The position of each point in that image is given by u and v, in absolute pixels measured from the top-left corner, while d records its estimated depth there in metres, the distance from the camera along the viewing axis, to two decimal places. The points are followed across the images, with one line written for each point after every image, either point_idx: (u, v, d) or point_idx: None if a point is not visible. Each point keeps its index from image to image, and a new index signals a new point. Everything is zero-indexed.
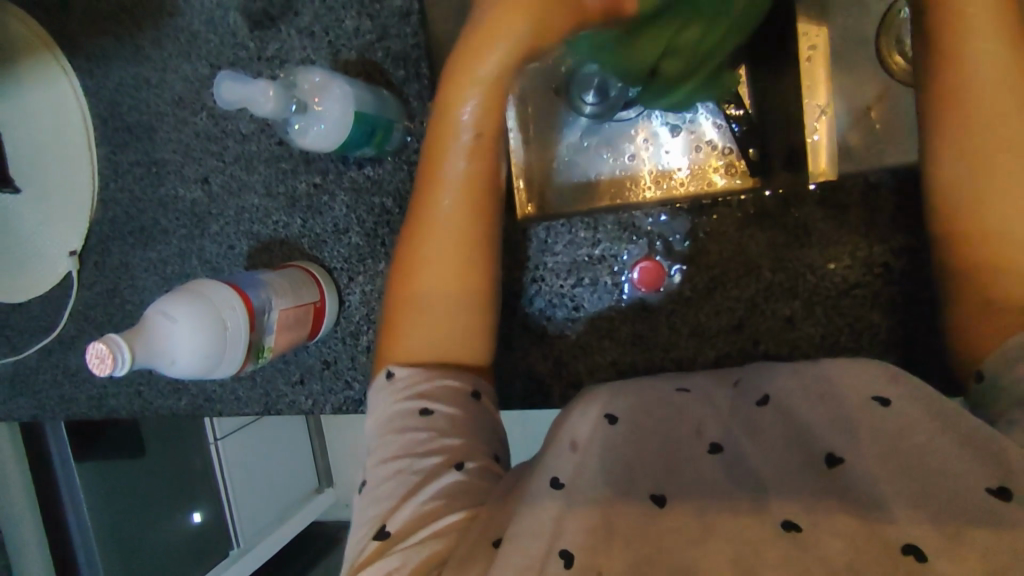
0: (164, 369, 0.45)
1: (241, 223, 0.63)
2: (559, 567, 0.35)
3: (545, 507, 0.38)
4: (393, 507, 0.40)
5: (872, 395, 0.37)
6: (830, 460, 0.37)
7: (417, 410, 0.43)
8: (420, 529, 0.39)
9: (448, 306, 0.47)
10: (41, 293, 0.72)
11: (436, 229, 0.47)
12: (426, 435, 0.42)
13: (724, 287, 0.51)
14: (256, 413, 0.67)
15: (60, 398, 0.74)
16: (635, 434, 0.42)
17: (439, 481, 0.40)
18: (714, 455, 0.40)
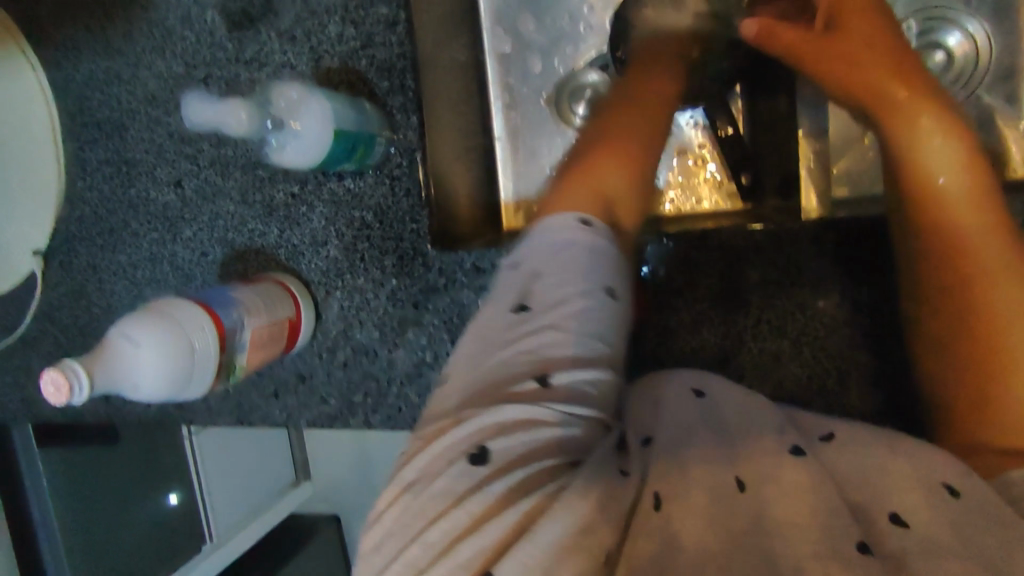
0: (128, 394, 0.43)
1: (215, 229, 0.61)
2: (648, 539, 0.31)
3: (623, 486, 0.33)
4: (496, 423, 0.32)
5: (943, 481, 0.33)
6: (895, 521, 0.32)
7: (514, 303, 0.35)
8: (518, 457, 0.32)
9: (615, 181, 0.40)
10: (3, 293, 0.69)
11: (612, 145, 0.42)
12: (523, 328, 0.34)
13: (711, 320, 0.50)
14: (228, 424, 0.65)
15: (23, 400, 0.72)
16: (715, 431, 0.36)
17: (566, 407, 0.33)
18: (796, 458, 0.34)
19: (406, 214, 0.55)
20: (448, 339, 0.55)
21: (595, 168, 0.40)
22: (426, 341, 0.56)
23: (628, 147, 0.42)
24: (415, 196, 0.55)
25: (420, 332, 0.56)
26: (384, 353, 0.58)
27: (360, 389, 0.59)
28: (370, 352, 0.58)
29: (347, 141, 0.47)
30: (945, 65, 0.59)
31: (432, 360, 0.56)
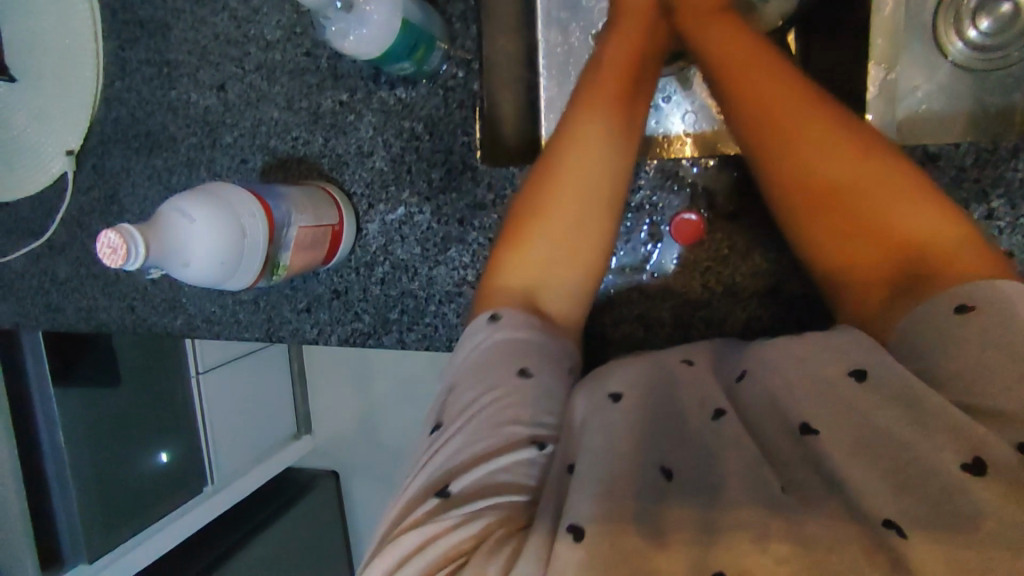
0: (179, 271, 0.42)
1: (257, 136, 0.60)
2: (566, 544, 0.33)
3: (562, 490, 0.36)
4: (453, 467, 0.37)
5: (847, 367, 0.34)
6: (803, 429, 0.34)
7: (513, 369, 0.39)
8: (479, 496, 0.36)
9: (565, 234, 0.43)
10: (32, 194, 0.68)
11: (572, 171, 0.43)
12: (518, 401, 0.38)
13: (765, 248, 0.49)
14: (256, 339, 0.64)
15: (46, 307, 0.71)
16: (640, 413, 0.37)
17: (514, 454, 0.37)
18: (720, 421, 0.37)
19: (457, 126, 0.54)
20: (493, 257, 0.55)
21: (530, 232, 0.43)
22: (470, 258, 0.55)
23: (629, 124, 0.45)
24: (468, 108, 0.54)
25: (463, 249, 0.55)
26: (424, 269, 0.57)
27: (396, 306, 0.58)
28: (409, 268, 0.57)
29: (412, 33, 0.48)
30: (1010, 17, 0.55)
31: (474, 278, 0.55)
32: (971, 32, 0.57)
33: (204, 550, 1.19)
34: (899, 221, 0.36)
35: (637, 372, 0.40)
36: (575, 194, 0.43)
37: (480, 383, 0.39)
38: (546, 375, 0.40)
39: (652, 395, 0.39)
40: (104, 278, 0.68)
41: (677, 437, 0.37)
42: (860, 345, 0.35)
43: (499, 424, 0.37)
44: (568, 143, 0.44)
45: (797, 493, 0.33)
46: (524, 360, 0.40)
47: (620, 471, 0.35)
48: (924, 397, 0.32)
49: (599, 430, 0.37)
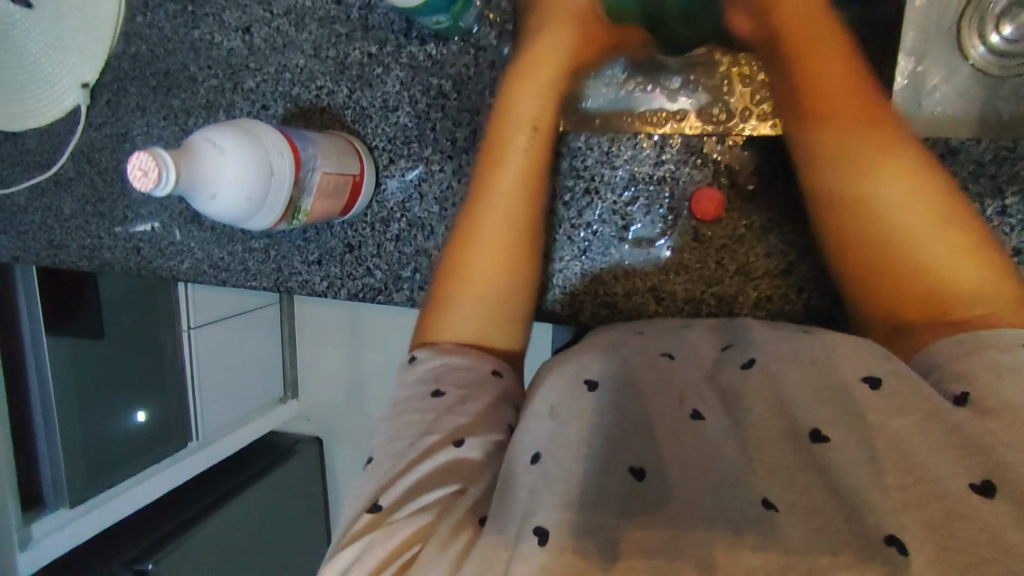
0: (202, 203, 0.42)
1: (281, 83, 0.59)
2: (531, 547, 0.33)
3: (519, 486, 0.35)
4: (384, 482, 0.38)
5: (864, 374, 0.35)
6: (815, 436, 0.35)
7: (428, 392, 0.41)
8: (408, 503, 0.37)
9: (486, 281, 0.46)
10: (41, 125, 0.67)
11: (486, 214, 0.47)
12: (431, 411, 0.40)
13: (780, 230, 0.50)
14: (263, 289, 0.64)
15: (48, 242, 0.70)
16: (616, 404, 0.38)
17: (435, 457, 0.38)
18: (695, 421, 0.38)
19: (485, 87, 0.54)
20: None
21: (452, 280, 0.46)
22: None
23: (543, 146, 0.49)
24: (498, 69, 0.54)
25: None
26: (441, 229, 0.57)
27: (409, 264, 0.58)
28: (426, 226, 0.57)
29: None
30: None
31: None
32: (996, 36, 0.51)
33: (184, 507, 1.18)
34: (935, 267, 0.39)
35: (618, 365, 0.40)
36: (500, 215, 0.47)
37: (406, 407, 0.41)
38: (464, 385, 0.42)
39: (635, 382, 0.39)
40: (111, 217, 0.67)
41: (663, 436, 0.37)
42: (856, 355, 0.36)
43: (417, 437, 0.39)
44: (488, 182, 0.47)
45: (774, 508, 0.33)
46: (440, 380, 0.42)
47: (593, 467, 0.35)
48: (913, 402, 0.34)
49: (578, 420, 0.37)
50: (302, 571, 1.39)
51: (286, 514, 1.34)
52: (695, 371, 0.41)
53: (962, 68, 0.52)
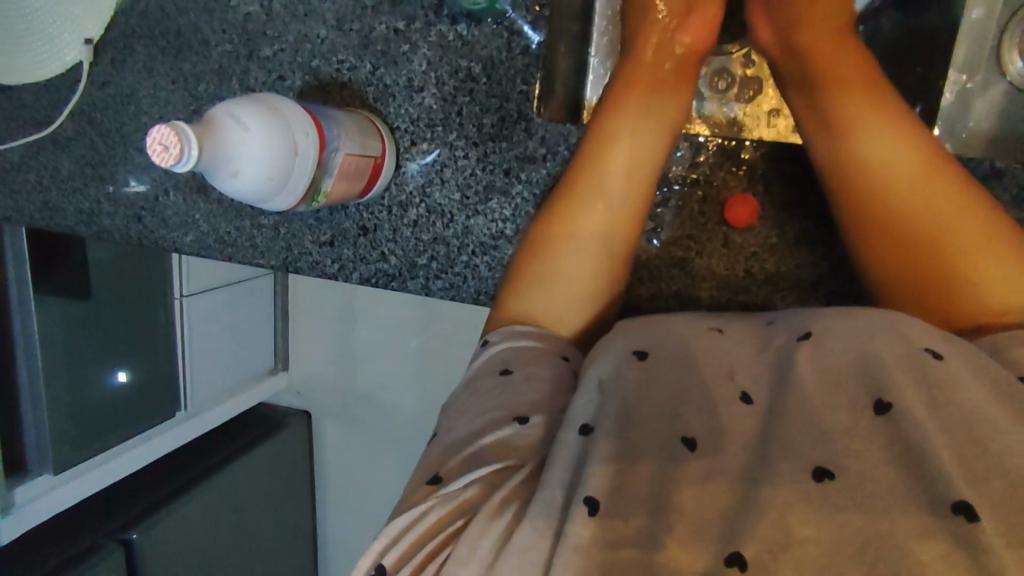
0: (222, 181, 0.39)
1: (300, 53, 0.56)
2: (582, 516, 0.33)
3: (565, 453, 0.35)
4: (446, 452, 0.38)
5: (924, 347, 0.34)
6: (879, 406, 0.33)
7: (496, 369, 0.41)
8: (464, 474, 0.36)
9: (584, 275, 0.45)
10: (40, 81, 0.63)
11: (600, 217, 0.46)
12: (498, 388, 0.39)
13: (814, 241, 0.49)
14: (271, 267, 0.62)
15: (43, 204, 0.67)
16: (656, 375, 0.38)
17: (497, 432, 0.37)
18: (746, 406, 0.36)
19: (517, 73, 0.52)
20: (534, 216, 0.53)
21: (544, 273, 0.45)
22: (510, 212, 0.54)
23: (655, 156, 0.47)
24: (532, 56, 0.51)
25: (506, 202, 0.54)
26: (461, 217, 0.55)
27: (426, 252, 0.56)
28: (445, 214, 0.55)
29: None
30: None
31: (511, 234, 0.54)
32: None
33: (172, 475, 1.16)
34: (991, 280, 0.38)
35: (662, 338, 0.40)
36: (610, 220, 0.46)
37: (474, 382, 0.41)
38: (533, 364, 0.41)
39: (678, 360, 0.38)
40: (112, 182, 0.64)
41: (709, 407, 0.36)
42: (902, 328, 0.35)
43: (485, 410, 0.39)
44: (602, 151, 0.46)
45: (829, 475, 0.32)
46: (511, 361, 0.41)
47: (643, 441, 0.35)
48: (976, 380, 0.33)
49: (620, 388, 0.37)
50: (286, 545, 1.38)
51: (276, 485, 1.33)
52: (740, 351, 0.39)
53: (999, 84, 0.51)
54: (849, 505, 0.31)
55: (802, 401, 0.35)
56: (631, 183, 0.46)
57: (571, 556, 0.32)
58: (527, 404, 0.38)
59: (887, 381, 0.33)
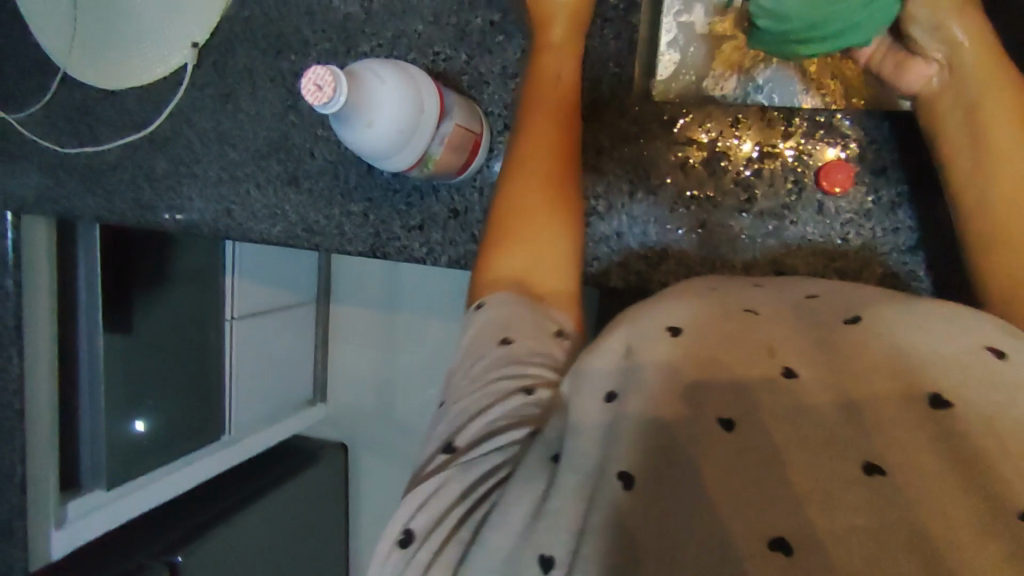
0: (359, 128, 0.41)
1: (397, 48, 0.60)
2: (619, 490, 0.34)
3: (592, 417, 0.37)
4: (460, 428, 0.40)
5: (985, 343, 0.33)
6: (936, 400, 0.31)
7: (497, 339, 0.42)
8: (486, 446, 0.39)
9: (530, 282, 0.46)
10: (144, 85, 0.68)
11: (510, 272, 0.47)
12: (512, 385, 0.40)
13: (911, 205, 0.50)
14: (357, 255, 0.63)
15: (134, 201, 0.69)
16: (695, 348, 0.36)
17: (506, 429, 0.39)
18: (789, 379, 0.34)
19: (609, 57, 0.55)
20: (627, 191, 0.55)
21: (483, 288, 0.47)
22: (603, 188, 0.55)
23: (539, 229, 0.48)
24: (624, 40, 0.55)
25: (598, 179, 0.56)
26: None
27: None
28: None
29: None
30: None
31: (604, 210, 0.55)
32: None
33: (213, 500, 1.14)
34: None
35: (699, 311, 0.38)
36: (515, 268, 0.47)
37: (470, 361, 0.43)
38: (529, 338, 0.42)
39: (713, 331, 0.36)
40: (203, 178, 0.67)
41: (756, 383, 0.34)
42: (961, 327, 0.34)
43: (492, 379, 0.41)
44: (490, 248, 0.48)
45: (878, 470, 0.31)
46: (508, 321, 0.43)
47: (668, 416, 0.34)
48: None
49: (656, 366, 0.36)
50: None
51: (313, 518, 1.29)
52: (785, 327, 0.38)
53: None
54: (892, 494, 0.30)
55: (846, 363, 0.34)
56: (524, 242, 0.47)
57: (602, 514, 0.34)
58: (530, 375, 0.41)
59: (945, 381, 0.32)
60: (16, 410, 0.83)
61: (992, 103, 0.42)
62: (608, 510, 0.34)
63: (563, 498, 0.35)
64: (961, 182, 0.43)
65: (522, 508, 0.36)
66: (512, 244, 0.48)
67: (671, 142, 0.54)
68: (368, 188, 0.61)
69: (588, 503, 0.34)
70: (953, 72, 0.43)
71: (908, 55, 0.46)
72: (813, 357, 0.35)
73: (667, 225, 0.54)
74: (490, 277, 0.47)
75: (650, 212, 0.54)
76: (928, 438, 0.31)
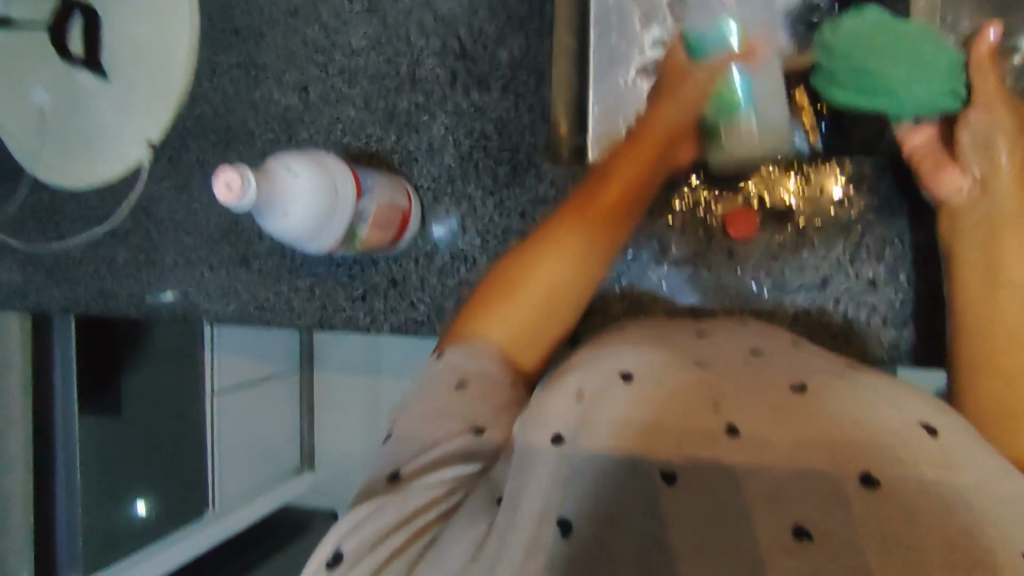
0: (280, 216, 0.44)
1: (333, 133, 0.65)
2: (555, 537, 0.36)
3: (539, 461, 0.38)
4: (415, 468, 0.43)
5: (919, 420, 0.36)
6: (866, 480, 0.34)
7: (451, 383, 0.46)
8: (428, 480, 0.42)
9: (525, 336, 0.50)
10: (105, 183, 0.73)
11: (533, 312, 0.50)
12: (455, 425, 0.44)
13: (811, 244, 0.54)
14: (307, 327, 0.66)
15: (98, 291, 0.73)
16: (649, 392, 0.40)
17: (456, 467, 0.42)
18: (732, 437, 0.37)
19: (525, 127, 0.59)
20: None
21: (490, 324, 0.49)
22: None
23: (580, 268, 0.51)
24: (537, 112, 0.59)
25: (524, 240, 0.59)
26: (483, 260, 0.60)
27: (452, 296, 0.60)
28: (468, 259, 0.60)
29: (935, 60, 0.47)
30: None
31: None
32: None
33: None
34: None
35: (657, 363, 0.42)
36: (535, 312, 0.50)
37: (424, 402, 0.46)
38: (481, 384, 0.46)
39: (671, 381, 0.40)
40: (162, 264, 0.71)
41: (704, 440, 0.37)
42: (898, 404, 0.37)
43: (428, 428, 0.44)
44: (524, 282, 0.50)
45: (809, 537, 0.33)
46: (463, 377, 0.46)
47: (620, 465, 0.37)
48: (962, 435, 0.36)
49: (617, 407, 0.39)
50: None
51: None
52: None
53: None
54: (825, 559, 0.32)
55: (791, 425, 0.37)
56: (562, 285, 0.51)
57: (542, 564, 0.36)
58: (464, 421, 0.44)
59: (882, 454, 0.35)
60: None
61: (1008, 235, 0.44)
62: (550, 557, 0.36)
63: (501, 547, 0.36)
64: (972, 300, 0.45)
65: (461, 546, 0.38)
66: (551, 283, 0.50)
67: None
68: (313, 264, 0.65)
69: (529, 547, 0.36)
70: (982, 193, 0.46)
71: (947, 159, 0.48)
72: (756, 413, 0.38)
73: None
74: (500, 321, 0.49)
75: None
76: (851, 502, 0.33)
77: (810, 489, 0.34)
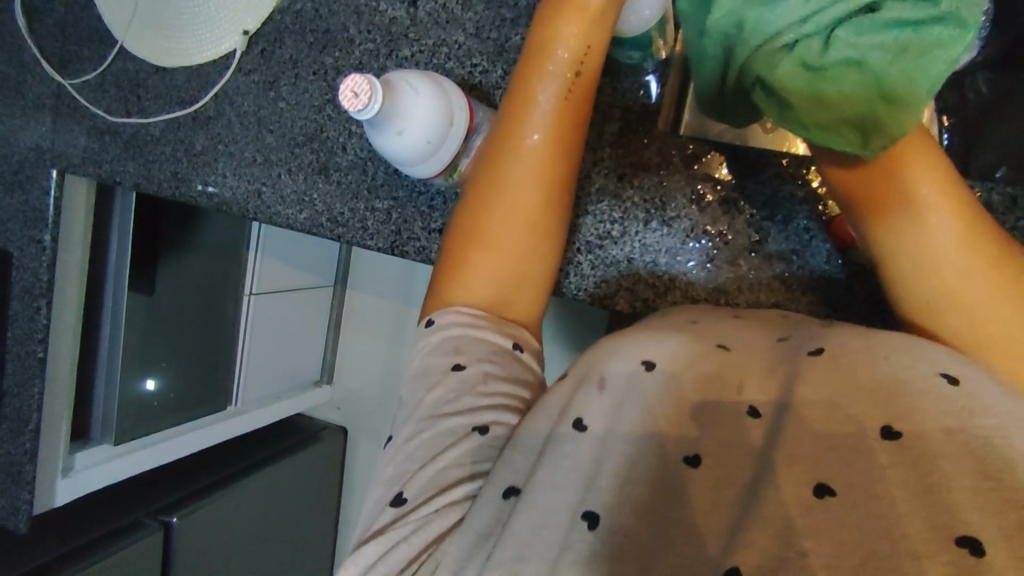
0: (391, 137, 0.44)
1: (436, 55, 0.62)
2: (583, 531, 0.36)
3: (571, 448, 0.38)
4: (417, 478, 0.40)
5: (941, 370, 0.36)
6: (887, 433, 0.35)
7: (448, 365, 0.43)
8: (437, 491, 0.40)
9: (509, 275, 0.46)
10: (194, 66, 0.71)
11: (501, 221, 0.46)
12: (457, 399, 0.42)
13: None
14: (377, 249, 0.65)
15: (172, 174, 0.72)
16: (668, 385, 0.39)
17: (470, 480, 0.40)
18: (753, 418, 0.38)
19: (640, 83, 0.57)
20: (642, 220, 0.56)
21: (470, 251, 0.47)
22: (620, 215, 0.57)
23: (552, 170, 0.47)
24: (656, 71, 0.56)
25: (616, 204, 0.57)
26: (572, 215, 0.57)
27: None
28: None
29: (742, 71, 0.45)
30: None
31: (619, 235, 0.57)
32: None
33: (212, 470, 1.16)
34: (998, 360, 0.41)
35: (681, 347, 0.41)
36: (508, 223, 0.46)
37: (423, 394, 0.43)
38: (486, 360, 0.43)
39: (690, 373, 0.39)
40: (240, 157, 0.70)
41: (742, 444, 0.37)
42: (920, 356, 0.37)
43: (442, 420, 0.41)
44: (499, 175, 0.47)
45: (829, 492, 0.34)
46: (460, 349, 0.44)
47: (644, 457, 0.37)
48: None
49: (640, 404, 0.39)
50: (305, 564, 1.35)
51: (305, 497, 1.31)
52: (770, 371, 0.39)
53: None
54: (846, 517, 0.33)
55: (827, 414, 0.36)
56: (526, 187, 0.47)
57: (573, 561, 0.35)
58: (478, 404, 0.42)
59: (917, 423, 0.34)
60: (39, 358, 0.85)
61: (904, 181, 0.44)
62: (582, 555, 0.35)
63: (527, 542, 0.36)
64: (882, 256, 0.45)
65: (482, 538, 0.37)
66: (524, 166, 0.47)
67: (689, 175, 0.56)
68: (394, 187, 0.64)
69: (558, 551, 0.35)
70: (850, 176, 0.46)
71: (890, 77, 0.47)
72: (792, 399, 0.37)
73: (678, 256, 0.56)
74: (476, 243, 0.47)
75: (663, 242, 0.56)
76: (903, 496, 0.32)
77: (894, 510, 0.32)
